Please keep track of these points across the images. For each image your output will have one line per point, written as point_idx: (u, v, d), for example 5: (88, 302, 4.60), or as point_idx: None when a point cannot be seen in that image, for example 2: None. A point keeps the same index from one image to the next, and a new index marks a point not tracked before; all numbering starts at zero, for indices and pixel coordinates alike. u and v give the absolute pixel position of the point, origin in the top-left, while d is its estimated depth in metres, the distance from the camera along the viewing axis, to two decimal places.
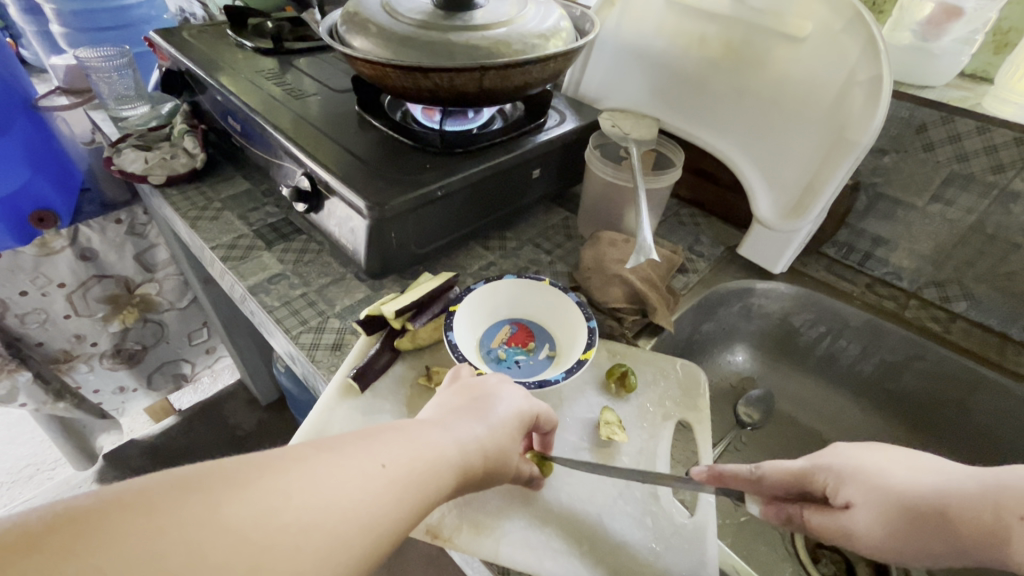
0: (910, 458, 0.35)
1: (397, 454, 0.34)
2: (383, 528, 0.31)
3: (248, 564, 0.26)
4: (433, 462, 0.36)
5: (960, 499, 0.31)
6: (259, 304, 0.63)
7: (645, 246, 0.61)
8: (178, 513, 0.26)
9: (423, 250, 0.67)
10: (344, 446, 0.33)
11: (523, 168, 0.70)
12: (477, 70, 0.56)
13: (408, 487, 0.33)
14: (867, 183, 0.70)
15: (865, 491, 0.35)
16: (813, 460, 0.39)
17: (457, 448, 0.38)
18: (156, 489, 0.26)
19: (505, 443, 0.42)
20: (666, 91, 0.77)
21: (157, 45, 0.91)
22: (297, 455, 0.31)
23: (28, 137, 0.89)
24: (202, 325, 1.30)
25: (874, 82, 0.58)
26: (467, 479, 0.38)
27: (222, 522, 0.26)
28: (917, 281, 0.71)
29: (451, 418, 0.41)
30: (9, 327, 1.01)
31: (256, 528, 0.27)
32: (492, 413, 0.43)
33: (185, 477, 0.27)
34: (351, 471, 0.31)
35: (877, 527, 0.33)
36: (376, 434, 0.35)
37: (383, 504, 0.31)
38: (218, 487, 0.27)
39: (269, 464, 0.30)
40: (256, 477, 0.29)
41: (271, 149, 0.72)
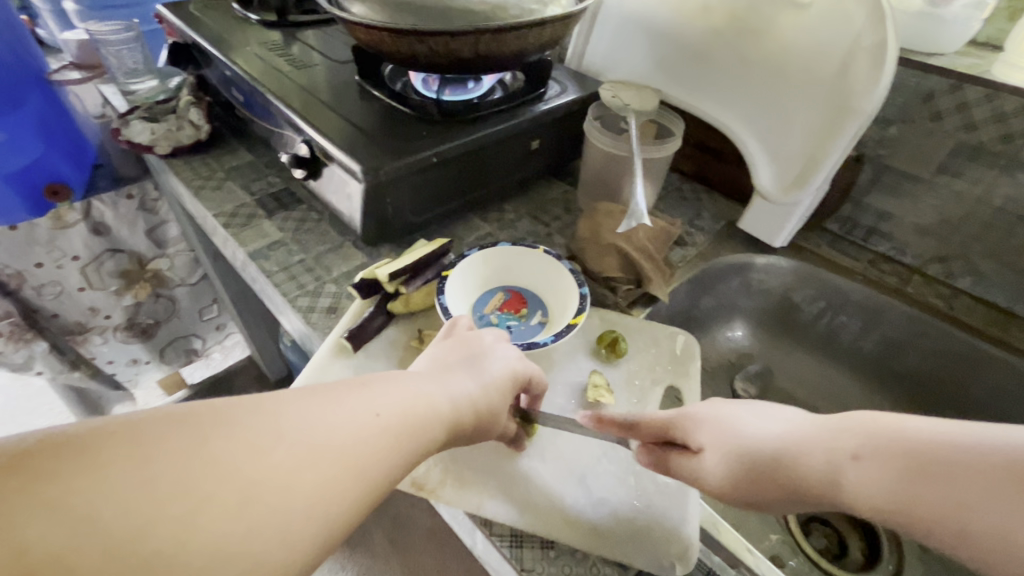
0: (765, 409, 0.38)
1: (391, 404, 0.34)
2: (377, 473, 0.31)
3: (240, 500, 0.25)
4: (425, 414, 0.35)
5: (797, 445, 0.34)
6: (259, 269, 0.64)
7: (638, 212, 0.61)
8: (168, 445, 0.25)
9: (419, 219, 0.67)
10: (338, 394, 0.32)
11: (521, 139, 0.70)
12: (471, 34, 0.56)
13: (401, 436, 0.33)
14: (871, 156, 0.68)
15: (716, 440, 0.38)
16: (685, 410, 0.42)
17: (450, 403, 0.38)
18: (146, 421, 0.25)
19: (497, 401, 0.42)
20: (669, 63, 0.76)
21: (165, 19, 0.93)
22: (289, 397, 0.30)
23: (43, 112, 0.91)
24: (212, 301, 1.32)
25: (879, 47, 0.57)
26: (458, 434, 0.38)
27: (214, 457, 0.25)
28: (922, 256, 0.69)
29: (444, 373, 0.40)
30: (27, 299, 1.04)
31: (248, 464, 0.26)
32: (485, 371, 0.43)
33: (178, 409, 0.26)
34: (344, 416, 0.31)
35: (723, 470, 0.37)
36: (370, 384, 0.34)
37: (375, 451, 0.31)
38: (207, 422, 0.26)
39: (260, 404, 0.29)
40: (246, 416, 0.28)
41: (272, 119, 0.73)
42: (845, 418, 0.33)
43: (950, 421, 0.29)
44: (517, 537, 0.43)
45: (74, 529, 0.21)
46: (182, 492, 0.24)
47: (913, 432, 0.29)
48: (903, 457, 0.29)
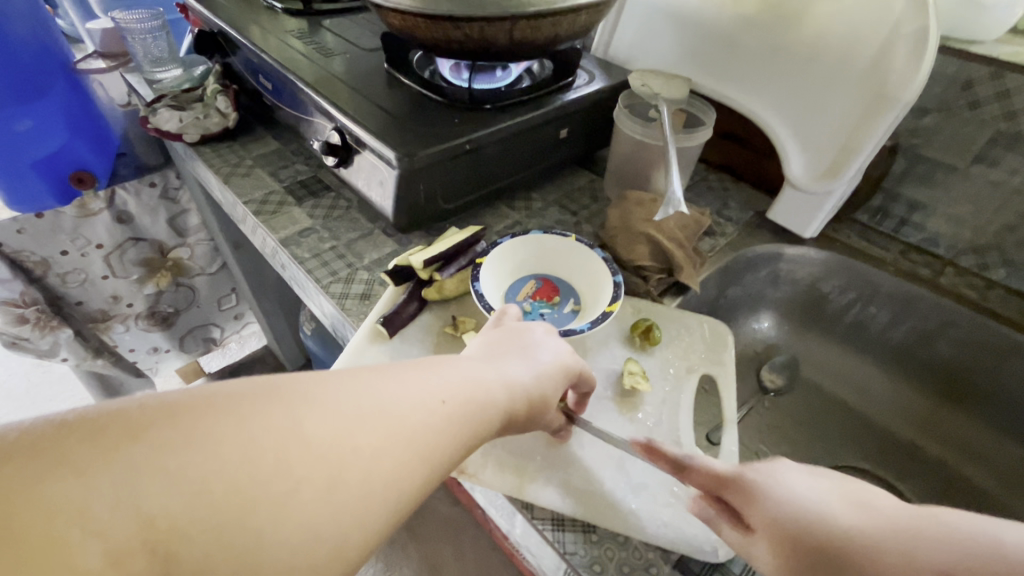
0: (840, 485, 0.33)
1: (455, 391, 0.33)
2: (443, 460, 0.30)
3: (325, 482, 0.26)
4: (486, 402, 0.35)
5: (867, 544, 0.29)
6: (291, 256, 0.64)
7: (674, 200, 0.61)
8: (259, 424, 0.25)
9: (449, 206, 0.67)
10: (407, 376, 0.32)
11: (550, 128, 0.70)
12: (506, 20, 0.56)
13: (464, 423, 0.32)
14: (905, 145, 0.68)
15: (772, 519, 0.33)
16: (744, 469, 0.37)
17: (507, 391, 0.37)
18: (244, 396, 0.26)
19: (550, 389, 0.41)
20: (699, 51, 0.75)
21: (190, 7, 0.93)
22: (360, 377, 0.30)
23: (66, 101, 0.92)
24: (231, 291, 1.33)
25: (919, 34, 0.56)
26: (513, 422, 0.38)
27: (299, 437, 0.26)
28: (954, 247, 0.68)
29: (499, 360, 0.40)
30: (52, 286, 1.06)
31: (331, 445, 0.26)
32: (537, 358, 0.42)
33: (271, 384, 0.27)
34: (411, 400, 0.31)
35: (772, 556, 0.32)
36: (436, 369, 0.34)
37: (440, 437, 0.31)
38: (292, 400, 0.27)
39: (337, 382, 0.29)
40: (326, 396, 0.28)
41: (302, 107, 0.73)
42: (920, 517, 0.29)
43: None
44: (559, 520, 0.43)
45: (188, 501, 0.22)
46: (273, 471, 0.24)
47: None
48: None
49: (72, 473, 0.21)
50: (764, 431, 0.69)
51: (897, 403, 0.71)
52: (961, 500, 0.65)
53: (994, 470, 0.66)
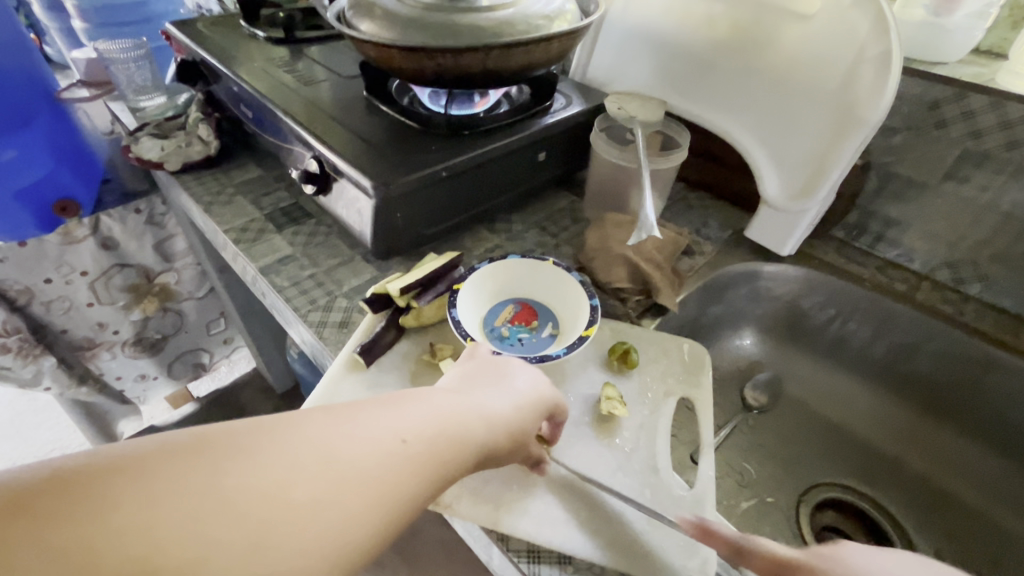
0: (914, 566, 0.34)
1: (416, 432, 0.33)
2: (410, 496, 0.30)
3: (263, 536, 0.25)
4: (450, 441, 0.34)
5: None
6: (271, 284, 0.64)
7: (648, 223, 0.62)
8: (209, 471, 0.26)
9: (428, 232, 0.67)
10: (364, 419, 0.32)
11: (527, 152, 0.71)
12: (479, 49, 0.56)
13: (423, 466, 0.32)
14: (877, 163, 0.69)
15: None
16: (814, 554, 0.36)
17: (473, 429, 0.36)
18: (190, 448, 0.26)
19: (522, 423, 0.40)
20: (673, 74, 0.76)
21: (174, 36, 0.94)
22: (318, 417, 0.31)
23: (52, 131, 0.94)
24: (219, 315, 1.32)
25: (884, 57, 0.57)
26: (490, 454, 0.37)
27: (251, 483, 0.26)
28: (930, 262, 0.69)
29: (473, 392, 0.40)
30: (36, 314, 1.05)
31: (285, 488, 0.27)
32: (509, 393, 0.41)
33: (218, 436, 0.27)
34: (365, 442, 0.30)
35: None
36: (397, 409, 0.34)
37: (395, 482, 0.30)
38: (245, 446, 0.27)
39: (294, 425, 0.30)
40: (282, 439, 0.29)
41: (282, 135, 0.73)
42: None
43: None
44: (535, 552, 0.43)
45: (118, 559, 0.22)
46: (224, 516, 0.25)
47: None
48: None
49: (30, 527, 0.22)
50: (749, 449, 0.69)
51: (878, 417, 0.72)
52: (946, 515, 0.65)
53: (978, 485, 0.66)
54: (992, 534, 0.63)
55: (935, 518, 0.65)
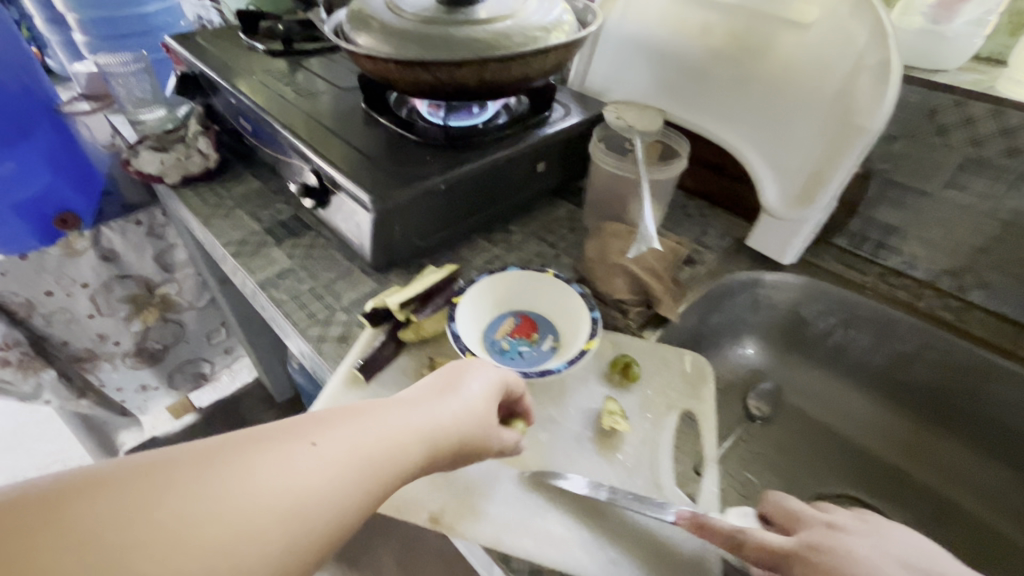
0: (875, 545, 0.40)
1: (346, 453, 0.31)
2: (354, 512, 0.30)
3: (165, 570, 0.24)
4: (384, 464, 0.33)
5: None
6: (269, 298, 0.64)
7: (648, 236, 0.60)
8: (130, 509, 0.24)
9: (426, 244, 0.67)
10: (293, 442, 0.30)
11: (525, 162, 0.70)
12: (475, 62, 0.56)
13: (350, 488, 0.31)
14: (877, 171, 0.68)
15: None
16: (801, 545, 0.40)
17: (416, 446, 0.35)
18: (96, 483, 0.25)
19: (473, 431, 0.39)
20: (671, 83, 0.76)
21: (173, 49, 0.94)
22: (239, 445, 0.29)
23: (53, 144, 0.94)
24: (220, 325, 1.32)
25: (882, 66, 0.57)
26: (442, 460, 0.37)
27: (156, 521, 0.24)
28: (933, 271, 0.68)
29: (423, 397, 0.39)
30: (36, 326, 1.05)
31: (216, 523, 0.26)
32: (461, 402, 0.40)
33: (130, 470, 0.26)
34: (290, 469, 0.29)
35: None
36: (330, 426, 0.32)
37: (318, 507, 0.29)
38: (153, 481, 0.26)
39: (210, 453, 0.28)
40: (212, 467, 0.27)
41: (281, 148, 0.73)
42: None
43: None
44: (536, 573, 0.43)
45: None
46: (150, 556, 0.24)
47: None
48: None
49: None
50: (752, 460, 0.69)
51: (880, 427, 0.71)
52: (952, 527, 0.64)
53: (983, 497, 0.65)
54: (997, 547, 0.62)
55: (941, 530, 0.64)
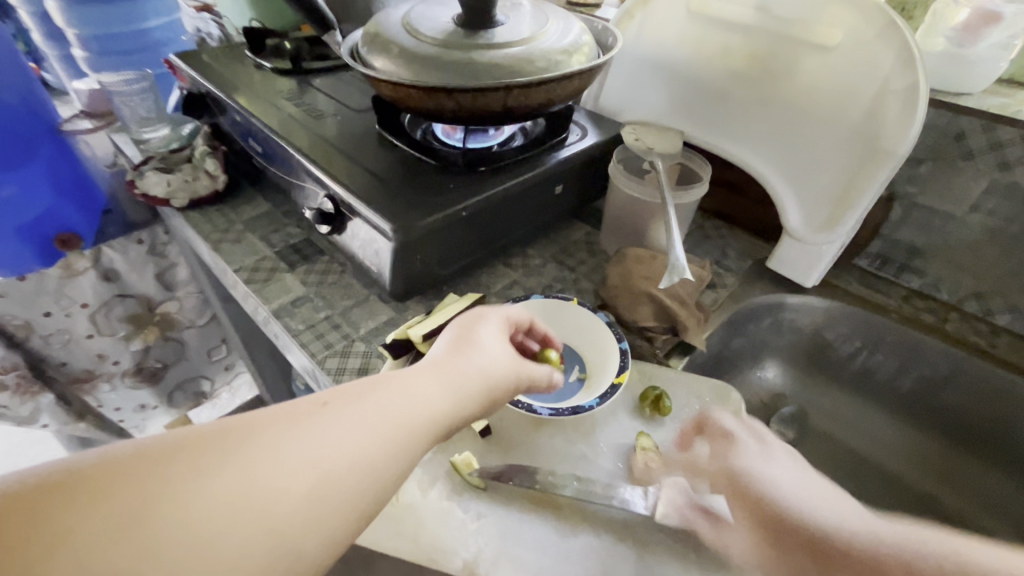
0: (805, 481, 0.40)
1: (381, 412, 0.34)
2: (384, 469, 0.32)
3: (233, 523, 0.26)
4: (416, 419, 0.35)
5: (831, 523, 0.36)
6: (285, 327, 0.62)
7: (679, 266, 0.60)
8: (193, 478, 0.27)
9: (446, 271, 0.65)
10: (331, 405, 0.33)
11: (544, 186, 0.69)
12: (500, 89, 0.56)
13: (388, 442, 0.33)
14: (901, 194, 0.68)
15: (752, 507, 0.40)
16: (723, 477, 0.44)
17: (445, 402, 0.37)
18: (160, 454, 0.27)
19: (496, 386, 0.42)
20: (688, 104, 0.75)
21: (177, 67, 0.92)
22: (282, 413, 0.31)
23: (53, 163, 0.91)
24: (221, 342, 1.28)
25: (910, 91, 0.56)
26: (465, 418, 0.39)
27: (217, 484, 0.27)
28: (957, 292, 0.68)
29: (441, 358, 0.41)
30: (34, 348, 1.03)
31: (269, 483, 0.28)
32: (483, 359, 0.42)
33: (187, 441, 0.28)
34: (331, 429, 0.31)
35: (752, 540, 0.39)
36: (363, 389, 0.35)
37: (361, 460, 0.31)
38: (209, 451, 0.28)
39: (258, 422, 0.30)
40: (245, 438, 0.29)
41: (293, 171, 0.71)
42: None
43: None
44: None
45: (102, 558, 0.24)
46: (218, 514, 0.26)
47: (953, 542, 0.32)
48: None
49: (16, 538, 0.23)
50: None
51: (904, 448, 0.70)
52: None
53: (1008, 518, 0.65)
54: None
55: None
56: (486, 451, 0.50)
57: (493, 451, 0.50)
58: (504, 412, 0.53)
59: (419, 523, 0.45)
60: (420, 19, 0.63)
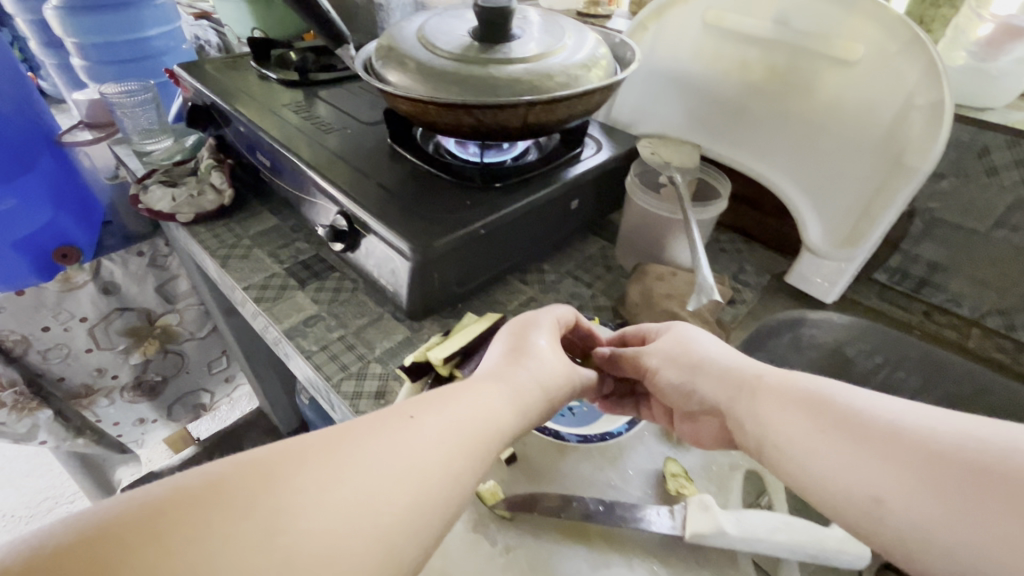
0: (718, 342, 0.48)
1: (461, 417, 0.37)
2: (474, 471, 0.35)
3: (354, 515, 0.29)
4: (491, 424, 0.38)
5: (759, 396, 0.40)
6: (297, 348, 0.60)
7: (707, 286, 0.59)
8: (312, 478, 0.30)
9: (463, 289, 0.64)
10: (420, 413, 0.36)
11: (561, 202, 0.68)
12: (522, 106, 0.55)
13: (470, 444, 0.36)
14: (922, 209, 0.67)
15: (663, 352, 0.50)
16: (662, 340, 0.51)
17: (514, 406, 0.41)
18: (284, 460, 0.31)
19: (556, 389, 0.45)
20: (705, 117, 0.75)
21: (180, 78, 0.91)
22: (379, 420, 0.35)
23: (51, 174, 0.88)
24: (222, 354, 1.26)
25: (935, 107, 0.55)
26: (528, 423, 0.42)
27: (336, 480, 0.30)
28: (979, 308, 0.67)
29: (502, 367, 0.44)
30: (31, 363, 1.00)
31: (376, 482, 0.31)
32: (542, 364, 0.45)
33: (303, 447, 0.32)
34: (424, 433, 0.35)
35: (662, 367, 0.49)
36: (441, 400, 0.38)
37: (451, 460, 0.34)
38: (323, 453, 0.31)
39: (360, 430, 0.34)
40: (351, 443, 0.33)
41: (303, 187, 0.70)
42: (873, 412, 0.34)
43: (947, 415, 0.32)
44: None
45: (251, 545, 0.26)
46: (338, 506, 0.29)
47: (905, 426, 0.32)
48: (936, 467, 0.30)
49: (176, 532, 0.26)
50: None
51: None
52: None
53: None
54: None
55: None
56: (512, 480, 0.49)
57: (519, 479, 0.49)
58: (527, 437, 0.52)
59: (446, 559, 0.43)
60: (435, 32, 0.62)
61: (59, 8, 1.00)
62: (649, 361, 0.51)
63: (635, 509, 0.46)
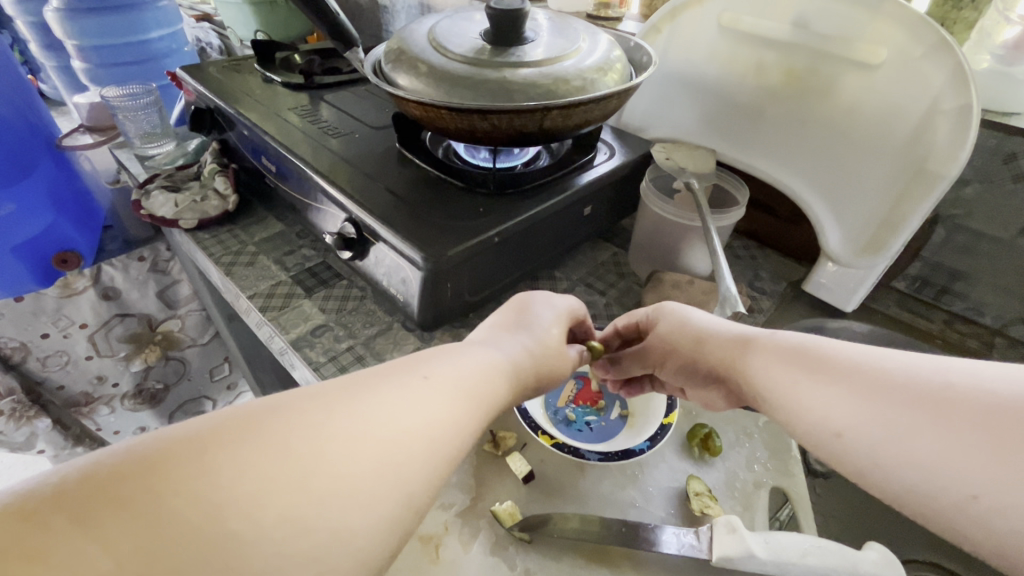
0: (708, 314, 0.47)
1: (462, 372, 0.36)
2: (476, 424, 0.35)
3: (368, 459, 0.28)
4: (491, 383, 0.38)
5: (757, 353, 0.40)
6: (304, 359, 0.59)
7: (730, 297, 0.56)
8: (323, 422, 0.28)
9: (476, 298, 0.62)
10: (423, 367, 0.35)
11: (574, 209, 0.66)
12: (539, 110, 0.53)
13: (473, 398, 0.35)
14: (944, 216, 0.65)
15: (658, 334, 0.49)
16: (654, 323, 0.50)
17: (507, 366, 0.40)
18: (287, 405, 0.28)
19: (550, 359, 0.46)
20: (720, 122, 0.74)
21: (183, 81, 0.89)
22: (383, 372, 0.33)
23: (51, 178, 0.86)
24: (224, 359, 1.20)
25: (961, 111, 0.52)
26: (520, 388, 0.42)
27: (346, 424, 0.28)
28: (1001, 317, 0.66)
29: (494, 338, 0.44)
30: (31, 370, 0.98)
31: (389, 426, 0.30)
32: (536, 337, 0.46)
33: (306, 395, 0.29)
34: (428, 383, 0.34)
35: (666, 348, 0.49)
36: (440, 357, 0.37)
37: (458, 411, 0.33)
38: (331, 400, 0.29)
39: (365, 380, 0.32)
40: (359, 390, 0.31)
41: (309, 193, 0.68)
42: (861, 354, 0.34)
43: (933, 357, 0.32)
44: None
45: (264, 489, 0.24)
46: (351, 449, 0.28)
47: (885, 364, 0.32)
48: (913, 399, 0.30)
49: (181, 478, 0.23)
50: None
51: None
52: None
53: None
54: None
55: None
56: (529, 498, 0.47)
57: (536, 498, 0.47)
58: (544, 453, 0.51)
59: None
60: (446, 34, 0.61)
61: (59, 10, 0.97)
62: (653, 347, 0.50)
63: (657, 530, 0.44)
